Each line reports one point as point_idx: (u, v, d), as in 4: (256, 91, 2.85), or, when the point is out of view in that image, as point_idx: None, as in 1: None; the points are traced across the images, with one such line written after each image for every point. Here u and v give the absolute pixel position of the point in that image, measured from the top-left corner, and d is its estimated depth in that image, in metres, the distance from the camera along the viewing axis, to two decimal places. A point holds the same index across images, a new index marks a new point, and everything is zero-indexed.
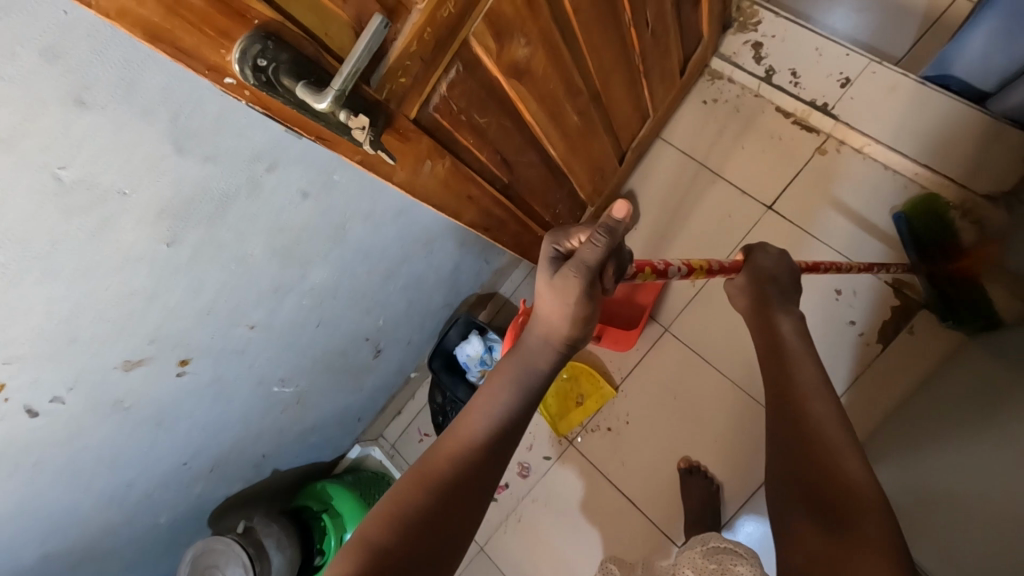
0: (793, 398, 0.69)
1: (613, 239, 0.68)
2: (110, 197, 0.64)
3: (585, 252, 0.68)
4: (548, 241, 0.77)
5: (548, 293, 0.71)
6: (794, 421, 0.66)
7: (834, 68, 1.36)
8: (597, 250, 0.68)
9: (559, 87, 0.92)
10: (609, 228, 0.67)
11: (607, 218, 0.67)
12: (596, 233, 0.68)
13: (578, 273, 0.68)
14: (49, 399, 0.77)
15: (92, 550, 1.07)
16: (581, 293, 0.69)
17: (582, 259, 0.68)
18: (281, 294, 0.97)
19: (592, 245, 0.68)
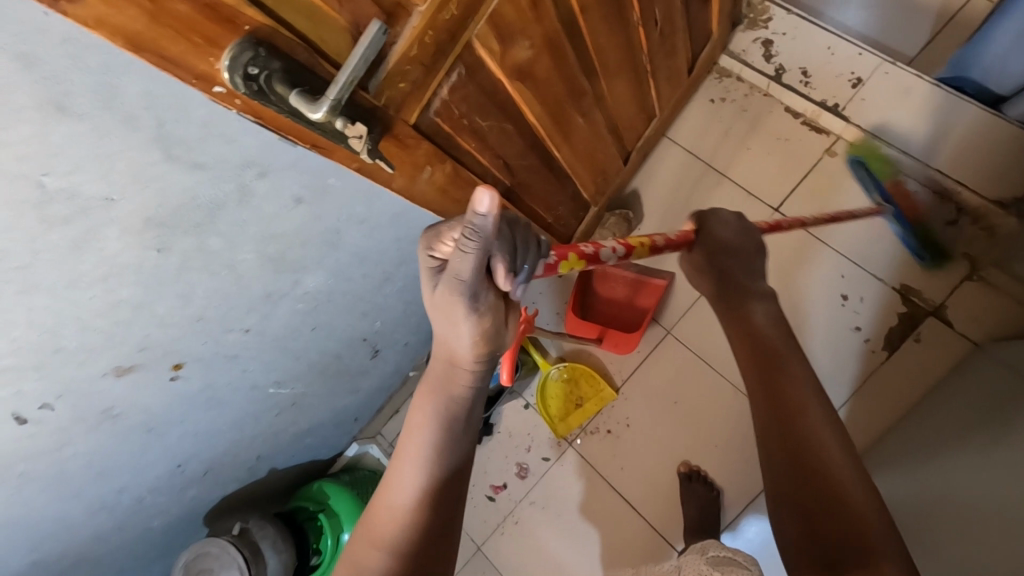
0: (779, 406, 0.65)
1: (484, 241, 0.51)
2: (93, 205, 0.61)
3: (455, 264, 0.52)
4: (421, 246, 0.58)
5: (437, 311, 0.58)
6: (785, 435, 0.64)
7: (845, 67, 1.32)
8: (468, 259, 0.52)
9: (563, 88, 0.89)
10: (478, 229, 0.50)
11: (472, 217, 0.49)
12: (461, 240, 0.51)
13: (454, 289, 0.54)
14: (36, 407, 0.75)
15: (85, 553, 1.06)
16: (467, 304, 0.55)
17: (457, 273, 0.53)
18: (275, 299, 0.95)
19: (462, 254, 0.52)
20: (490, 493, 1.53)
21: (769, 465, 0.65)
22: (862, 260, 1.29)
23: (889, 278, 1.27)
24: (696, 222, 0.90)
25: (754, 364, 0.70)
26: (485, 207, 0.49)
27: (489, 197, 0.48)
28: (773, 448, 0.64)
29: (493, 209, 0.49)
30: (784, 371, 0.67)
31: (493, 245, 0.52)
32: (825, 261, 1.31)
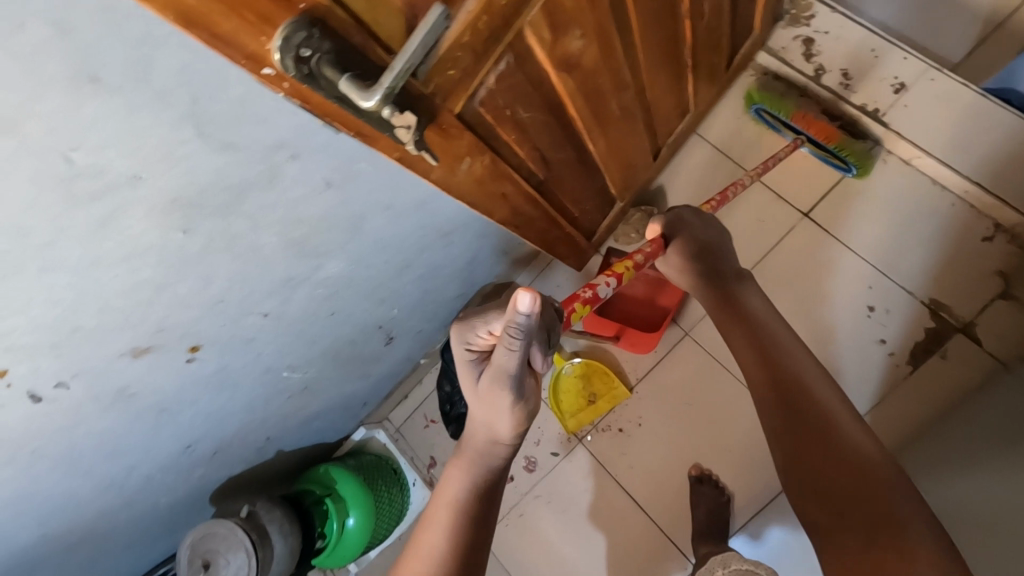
0: (803, 402, 0.72)
1: (528, 335, 0.60)
2: (121, 182, 0.58)
3: (502, 360, 0.63)
4: (457, 337, 0.73)
5: (484, 398, 0.69)
6: (814, 426, 0.69)
7: (888, 72, 1.27)
8: (514, 354, 0.62)
9: (607, 80, 0.85)
10: (523, 325, 0.59)
11: (515, 320, 0.58)
12: (510, 339, 0.61)
13: (502, 381, 0.65)
14: (53, 385, 0.73)
15: (91, 529, 1.05)
16: (512, 392, 0.66)
17: (502, 364, 0.65)
18: (294, 285, 0.92)
19: (509, 351, 0.62)
20: None
21: (793, 455, 0.69)
22: (892, 272, 1.26)
23: (917, 291, 1.24)
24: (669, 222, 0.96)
25: (765, 369, 0.77)
26: (526, 306, 0.57)
27: (530, 297, 0.57)
28: (800, 438, 0.69)
29: (534, 306, 0.57)
30: (801, 374, 0.75)
31: (530, 345, 0.63)
32: (851, 269, 1.28)
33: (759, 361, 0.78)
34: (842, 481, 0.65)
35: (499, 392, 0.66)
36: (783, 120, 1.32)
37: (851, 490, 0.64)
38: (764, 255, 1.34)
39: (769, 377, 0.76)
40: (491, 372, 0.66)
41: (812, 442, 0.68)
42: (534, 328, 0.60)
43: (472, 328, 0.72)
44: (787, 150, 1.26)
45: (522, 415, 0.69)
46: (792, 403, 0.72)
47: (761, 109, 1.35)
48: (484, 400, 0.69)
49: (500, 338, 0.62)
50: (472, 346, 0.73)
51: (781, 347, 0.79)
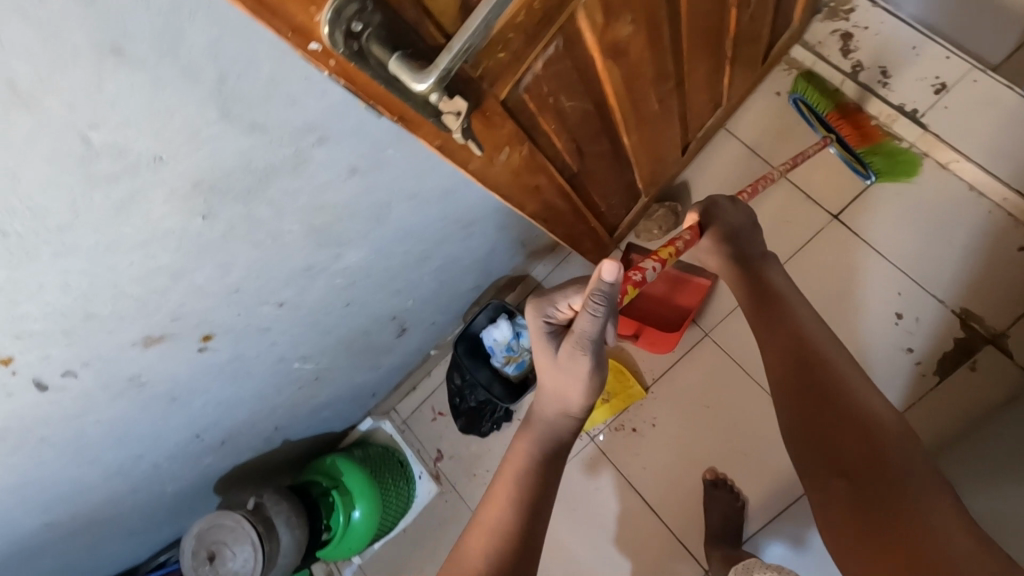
0: (820, 378, 0.69)
1: (610, 303, 0.65)
2: (142, 162, 0.54)
3: (584, 327, 0.66)
4: (534, 314, 0.75)
5: (560, 368, 0.70)
6: (831, 402, 0.66)
7: (929, 71, 1.23)
8: (597, 320, 0.66)
9: (650, 70, 0.81)
10: (607, 291, 0.64)
11: (599, 282, 0.64)
12: (595, 305, 0.65)
13: (583, 348, 0.67)
14: (60, 373, 0.70)
15: (95, 517, 1.02)
16: (592, 360, 0.68)
17: (582, 331, 0.67)
18: (313, 274, 0.88)
19: (592, 316, 0.66)
20: None
21: (807, 433, 0.67)
22: (923, 279, 1.22)
23: (948, 300, 1.20)
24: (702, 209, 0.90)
25: (783, 345, 0.75)
26: (610, 276, 0.63)
27: (614, 268, 0.63)
28: (814, 416, 0.67)
29: (615, 275, 0.63)
30: (821, 350, 0.72)
31: (611, 312, 0.67)
32: (878, 274, 1.25)
33: (777, 339, 0.76)
34: (855, 458, 0.62)
35: (581, 357, 0.68)
36: (818, 117, 1.26)
37: (864, 467, 0.61)
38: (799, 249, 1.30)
39: (785, 355, 0.73)
40: (572, 340, 0.68)
41: (826, 420, 0.66)
42: (615, 294, 0.65)
43: (551, 302, 0.74)
44: (816, 148, 1.20)
45: (592, 385, 0.70)
46: (801, 360, 0.72)
47: (797, 100, 1.29)
48: (562, 370, 0.70)
49: (582, 305, 0.66)
50: (552, 318, 0.74)
51: (808, 327, 0.75)
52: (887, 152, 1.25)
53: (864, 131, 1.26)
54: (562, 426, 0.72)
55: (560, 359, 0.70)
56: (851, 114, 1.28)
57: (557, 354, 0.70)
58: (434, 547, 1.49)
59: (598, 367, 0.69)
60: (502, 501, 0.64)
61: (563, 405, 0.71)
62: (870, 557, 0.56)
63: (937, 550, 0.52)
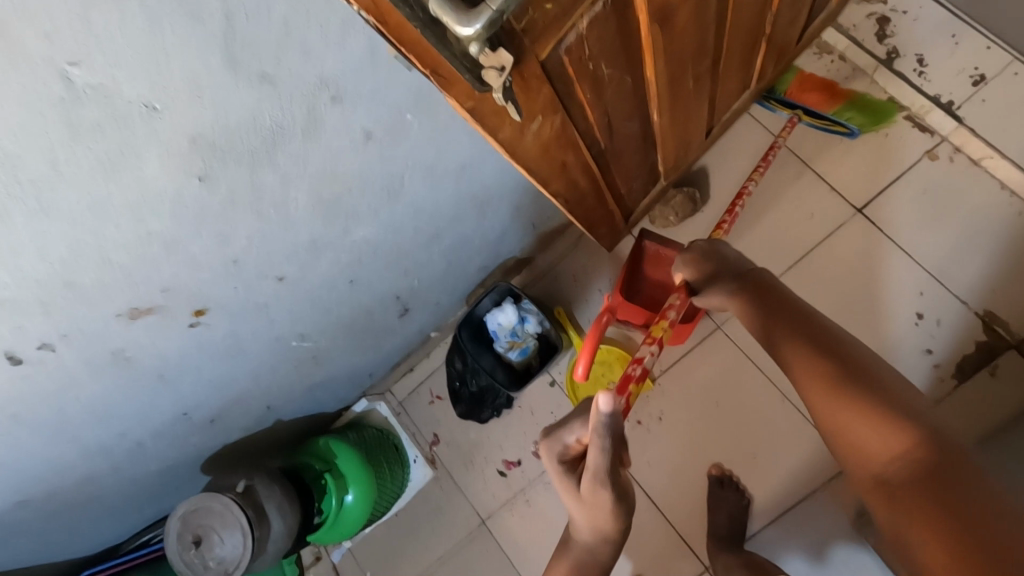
0: (840, 374, 0.63)
1: (614, 431, 0.59)
2: (132, 112, 0.48)
3: (597, 463, 0.62)
4: (547, 451, 0.70)
5: (585, 501, 0.68)
6: (856, 396, 0.61)
7: (968, 62, 1.17)
8: (606, 453, 0.61)
9: (693, 42, 0.74)
10: (607, 422, 0.58)
11: (599, 417, 0.58)
12: (601, 438, 0.60)
13: (602, 482, 0.64)
14: (36, 345, 0.63)
15: (74, 496, 0.96)
16: (614, 492, 0.65)
17: (596, 466, 0.63)
18: (317, 249, 0.82)
19: (599, 450, 0.60)
20: (502, 467, 1.41)
21: (843, 441, 0.61)
22: (947, 280, 1.15)
23: (971, 301, 1.13)
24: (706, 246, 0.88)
25: (796, 345, 0.69)
26: (605, 405, 0.56)
27: (608, 396, 0.55)
28: (848, 425, 0.60)
29: (610, 402, 0.57)
30: (839, 346, 0.67)
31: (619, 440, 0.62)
32: (902, 272, 1.17)
33: (790, 338, 0.70)
34: (893, 454, 0.56)
35: (604, 491, 0.65)
36: (783, 97, 1.27)
37: (904, 463, 0.55)
38: (796, 262, 1.24)
39: (800, 354, 0.68)
40: (590, 477, 0.64)
41: (852, 417, 0.60)
42: (617, 420, 0.58)
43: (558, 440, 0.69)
44: (787, 132, 1.20)
45: (619, 510, 0.68)
46: (819, 365, 0.66)
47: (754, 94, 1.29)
48: (589, 502, 0.68)
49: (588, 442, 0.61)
50: (564, 456, 0.70)
51: (822, 329, 0.70)
52: (863, 106, 1.22)
53: (829, 95, 1.24)
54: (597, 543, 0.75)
55: (584, 495, 0.67)
56: (814, 80, 1.26)
57: (580, 493, 0.68)
58: (429, 535, 1.46)
59: (621, 497, 0.67)
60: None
61: (597, 528, 0.72)
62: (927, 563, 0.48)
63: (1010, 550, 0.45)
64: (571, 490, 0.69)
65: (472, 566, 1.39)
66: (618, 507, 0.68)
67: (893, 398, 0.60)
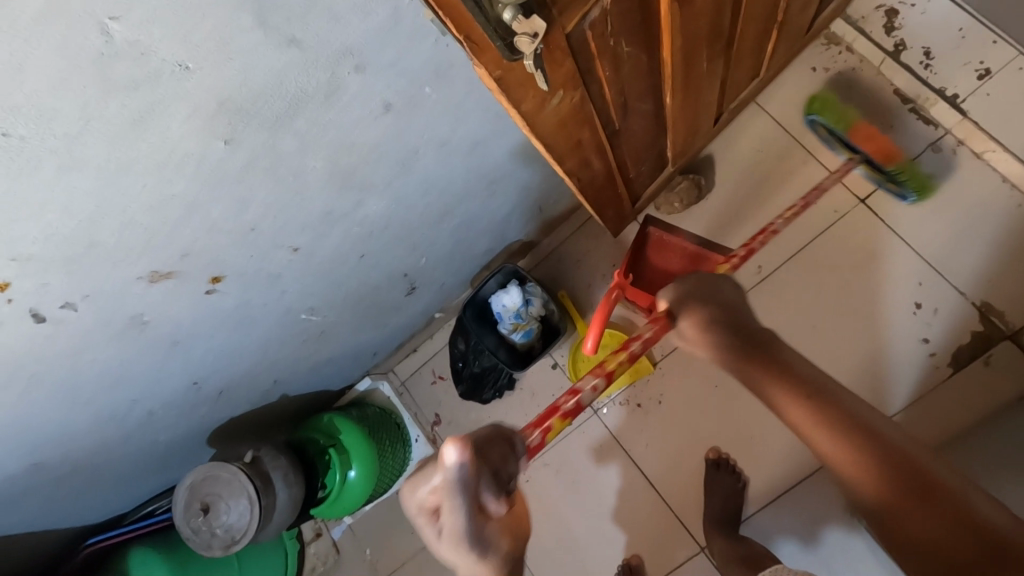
0: (847, 432, 0.62)
1: (467, 489, 0.51)
2: (165, 70, 0.48)
3: (451, 524, 0.52)
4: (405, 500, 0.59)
5: (449, 559, 0.55)
6: (868, 455, 0.60)
7: (974, 56, 1.18)
8: (459, 512, 0.51)
9: (708, 23, 0.75)
10: (459, 477, 0.51)
11: (447, 472, 0.51)
12: (452, 496, 0.51)
13: (459, 544, 0.52)
14: (59, 304, 0.64)
15: (85, 462, 0.98)
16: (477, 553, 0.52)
17: (452, 528, 0.52)
18: (331, 220, 0.83)
19: (455, 511, 0.51)
20: None
21: (849, 489, 0.63)
22: (947, 271, 1.16)
23: (969, 292, 1.14)
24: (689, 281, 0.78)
25: (790, 398, 0.65)
26: (455, 459, 0.51)
27: (457, 447, 0.51)
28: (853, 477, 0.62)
29: (460, 454, 0.51)
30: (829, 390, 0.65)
31: (477, 491, 0.52)
32: (902, 262, 1.19)
33: (785, 392, 0.65)
34: (901, 503, 0.59)
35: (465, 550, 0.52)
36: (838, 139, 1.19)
37: (914, 513, 0.59)
38: (798, 250, 1.26)
39: (798, 410, 0.64)
40: (448, 537, 0.53)
41: (871, 478, 0.60)
42: (475, 478, 0.51)
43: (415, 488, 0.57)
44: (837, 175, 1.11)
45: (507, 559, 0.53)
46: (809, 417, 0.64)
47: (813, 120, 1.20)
48: (450, 557, 0.55)
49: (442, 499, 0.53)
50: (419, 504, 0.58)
51: (802, 367, 0.67)
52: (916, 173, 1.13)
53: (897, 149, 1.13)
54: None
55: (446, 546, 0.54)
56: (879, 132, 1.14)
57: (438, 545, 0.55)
58: None
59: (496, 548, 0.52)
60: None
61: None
62: None
63: None
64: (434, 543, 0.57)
65: None
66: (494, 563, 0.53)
67: (897, 448, 0.61)
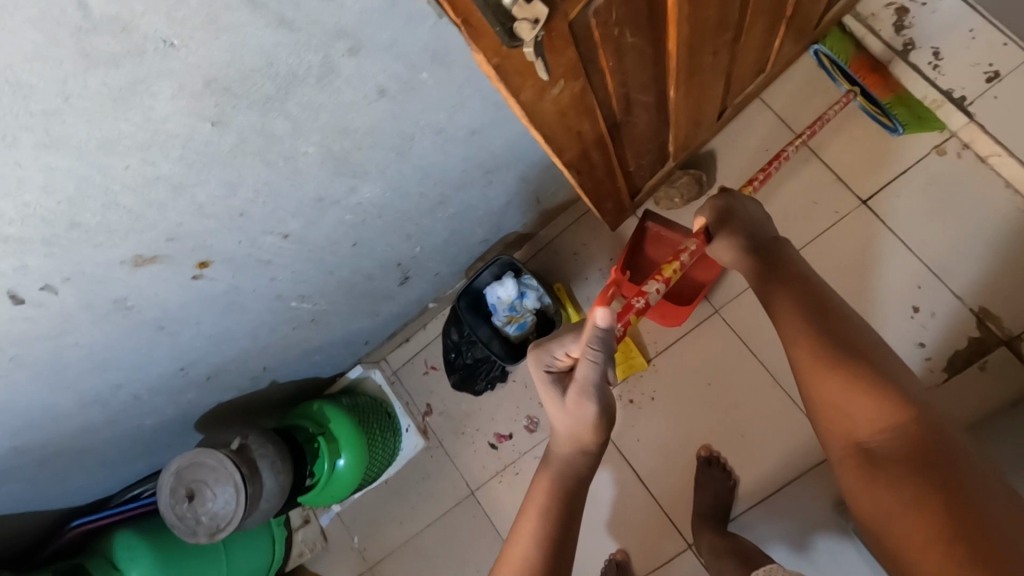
0: (854, 353, 0.62)
1: (607, 347, 0.73)
2: (148, 47, 0.46)
3: (585, 371, 0.71)
4: (535, 363, 0.78)
5: (566, 414, 0.72)
6: (867, 377, 0.60)
7: (983, 57, 1.15)
8: (597, 364, 0.71)
9: (716, 15, 0.73)
10: (602, 334, 0.72)
11: (595, 327, 0.73)
12: (593, 349, 0.72)
13: (588, 392, 0.71)
14: (38, 287, 0.63)
15: (67, 445, 0.96)
16: (598, 405, 0.70)
17: (585, 375, 0.72)
18: (324, 206, 0.81)
19: (591, 361, 0.72)
20: (493, 440, 1.42)
21: (829, 409, 0.61)
22: (945, 274, 1.15)
23: (967, 297, 1.14)
24: (720, 217, 0.89)
25: (803, 328, 0.67)
26: (604, 319, 0.72)
27: (605, 312, 0.72)
28: (840, 394, 0.60)
29: (607, 318, 0.73)
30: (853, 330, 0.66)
31: (608, 355, 0.73)
32: (901, 265, 1.18)
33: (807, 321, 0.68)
34: (881, 422, 0.57)
35: (587, 399, 0.70)
36: (841, 70, 1.21)
37: (892, 433, 0.56)
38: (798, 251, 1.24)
39: (810, 336, 0.66)
40: (577, 388, 0.71)
41: (857, 391, 0.59)
42: (611, 339, 0.73)
43: (550, 351, 0.78)
44: (838, 107, 1.16)
45: (603, 425, 0.71)
46: (827, 333, 0.65)
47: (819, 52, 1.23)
48: (570, 416, 0.71)
49: (582, 352, 0.72)
50: (551, 368, 0.77)
51: (832, 307, 0.69)
52: (911, 106, 1.20)
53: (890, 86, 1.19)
54: (579, 463, 0.71)
55: (566, 403, 0.72)
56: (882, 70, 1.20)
57: (562, 400, 0.73)
58: (416, 502, 1.48)
59: (605, 411, 0.71)
60: (523, 558, 0.61)
61: (577, 444, 0.71)
62: (912, 523, 0.50)
63: (981, 524, 0.47)
64: (551, 402, 0.74)
65: (457, 534, 1.42)
66: (600, 422, 0.71)
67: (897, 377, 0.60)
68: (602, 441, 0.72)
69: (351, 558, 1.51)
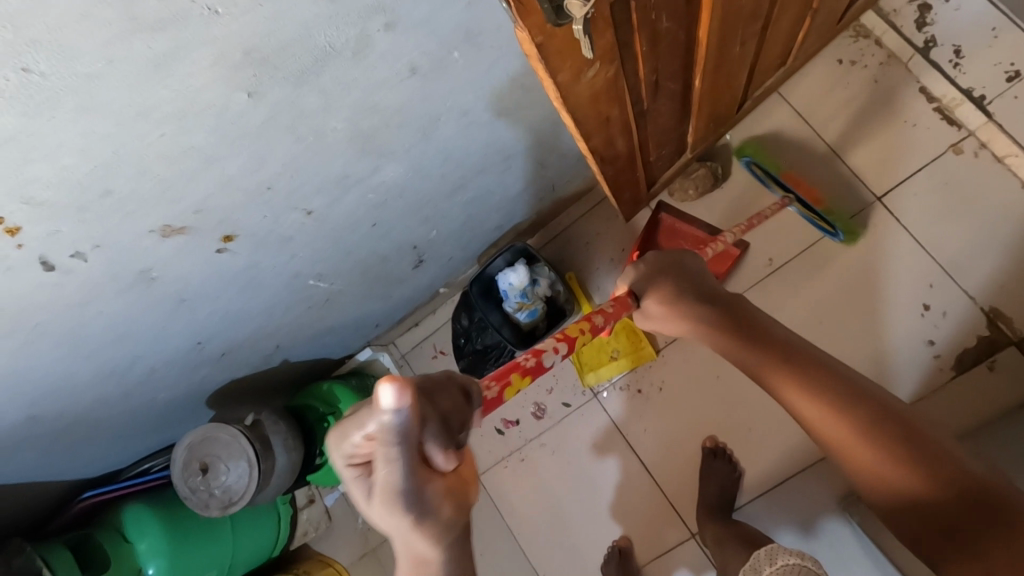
0: (862, 420, 0.62)
1: (409, 438, 0.44)
2: (194, 12, 0.46)
3: (385, 477, 0.45)
4: (333, 450, 0.51)
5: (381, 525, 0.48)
6: (888, 444, 0.60)
7: (1005, 56, 1.15)
8: (396, 466, 0.45)
9: (747, 4, 0.73)
10: (398, 425, 0.44)
11: (384, 417, 0.44)
12: (386, 448, 0.44)
13: (394, 503, 0.46)
14: (69, 253, 0.63)
15: (82, 416, 0.97)
16: (413, 514, 0.47)
17: (385, 482, 0.46)
18: (346, 185, 0.81)
19: (389, 463, 0.45)
20: (499, 426, 1.46)
21: (864, 479, 0.62)
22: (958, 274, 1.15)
23: (978, 297, 1.13)
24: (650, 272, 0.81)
25: (800, 398, 0.65)
26: (394, 404, 0.43)
27: (392, 394, 0.43)
28: (868, 466, 0.61)
29: (401, 400, 0.43)
30: (837, 373, 0.66)
31: (421, 445, 0.46)
32: (913, 263, 1.18)
33: (789, 379, 0.66)
34: (917, 488, 0.58)
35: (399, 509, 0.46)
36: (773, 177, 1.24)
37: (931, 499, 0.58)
38: (809, 247, 1.25)
39: (813, 407, 0.64)
40: (380, 496, 0.47)
41: (884, 464, 0.60)
42: (415, 425, 0.44)
43: (341, 434, 0.49)
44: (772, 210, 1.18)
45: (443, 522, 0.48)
46: (824, 402, 0.64)
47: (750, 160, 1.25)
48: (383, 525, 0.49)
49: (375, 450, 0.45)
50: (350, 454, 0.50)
51: (811, 361, 0.67)
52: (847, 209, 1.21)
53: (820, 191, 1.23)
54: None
55: (375, 512, 0.48)
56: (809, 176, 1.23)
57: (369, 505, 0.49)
58: None
59: (432, 513, 0.47)
60: None
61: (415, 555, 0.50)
62: None
63: None
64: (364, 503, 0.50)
65: None
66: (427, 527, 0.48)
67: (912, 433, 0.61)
68: (447, 539, 0.49)
69: (354, 539, 1.52)
